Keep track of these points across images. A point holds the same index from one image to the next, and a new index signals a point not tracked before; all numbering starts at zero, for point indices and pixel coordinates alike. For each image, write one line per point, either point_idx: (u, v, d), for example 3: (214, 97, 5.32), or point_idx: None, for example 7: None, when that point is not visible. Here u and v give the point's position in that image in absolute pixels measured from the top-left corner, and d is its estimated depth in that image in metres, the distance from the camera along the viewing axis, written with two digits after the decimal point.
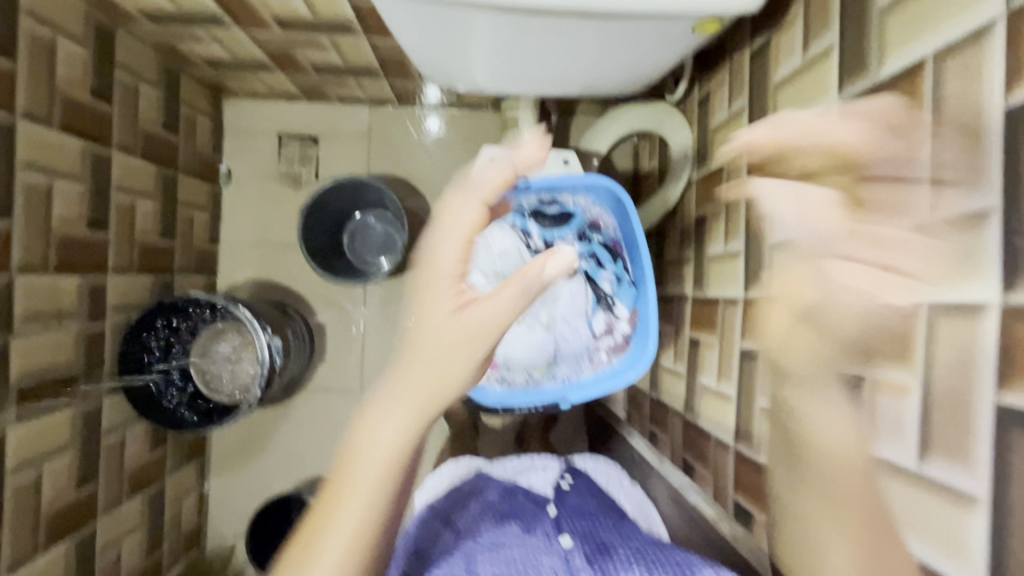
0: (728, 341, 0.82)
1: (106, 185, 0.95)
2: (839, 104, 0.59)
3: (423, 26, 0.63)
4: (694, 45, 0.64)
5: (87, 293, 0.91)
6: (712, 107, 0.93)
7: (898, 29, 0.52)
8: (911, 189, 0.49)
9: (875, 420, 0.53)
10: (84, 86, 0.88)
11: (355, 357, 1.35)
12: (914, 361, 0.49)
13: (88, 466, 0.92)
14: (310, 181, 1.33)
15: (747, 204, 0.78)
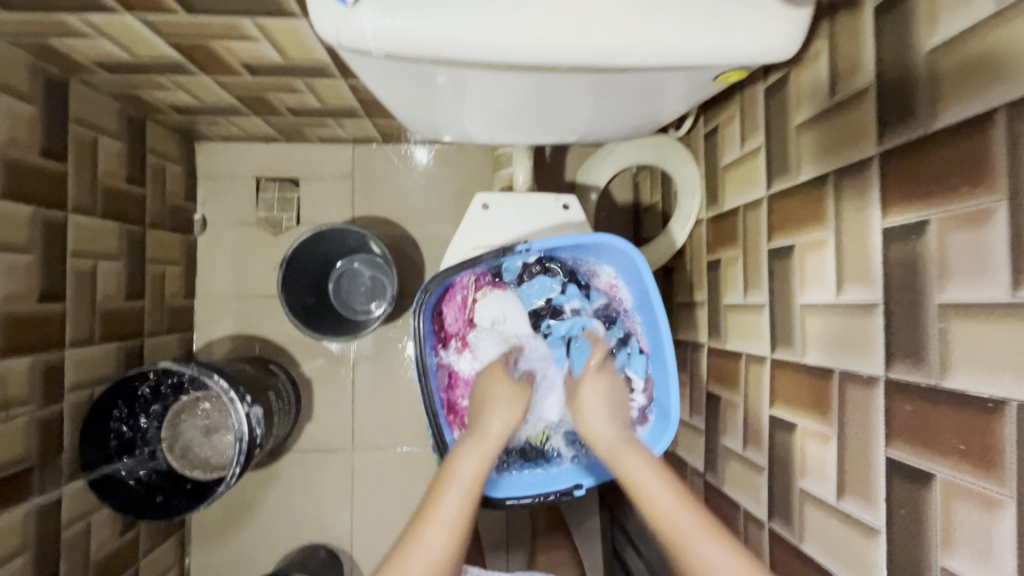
0: (754, 404, 0.74)
1: (61, 252, 0.86)
2: (881, 154, 0.52)
3: (406, 83, 0.56)
4: (712, 93, 0.58)
5: (41, 373, 0.82)
6: (722, 144, 0.86)
7: (953, 72, 0.45)
8: (984, 261, 0.42)
9: (951, 530, 0.44)
10: (33, 147, 0.80)
11: (346, 412, 1.26)
12: (1003, 472, 0.40)
13: (48, 566, 0.83)
14: (292, 227, 1.25)
15: (770, 254, 0.71)
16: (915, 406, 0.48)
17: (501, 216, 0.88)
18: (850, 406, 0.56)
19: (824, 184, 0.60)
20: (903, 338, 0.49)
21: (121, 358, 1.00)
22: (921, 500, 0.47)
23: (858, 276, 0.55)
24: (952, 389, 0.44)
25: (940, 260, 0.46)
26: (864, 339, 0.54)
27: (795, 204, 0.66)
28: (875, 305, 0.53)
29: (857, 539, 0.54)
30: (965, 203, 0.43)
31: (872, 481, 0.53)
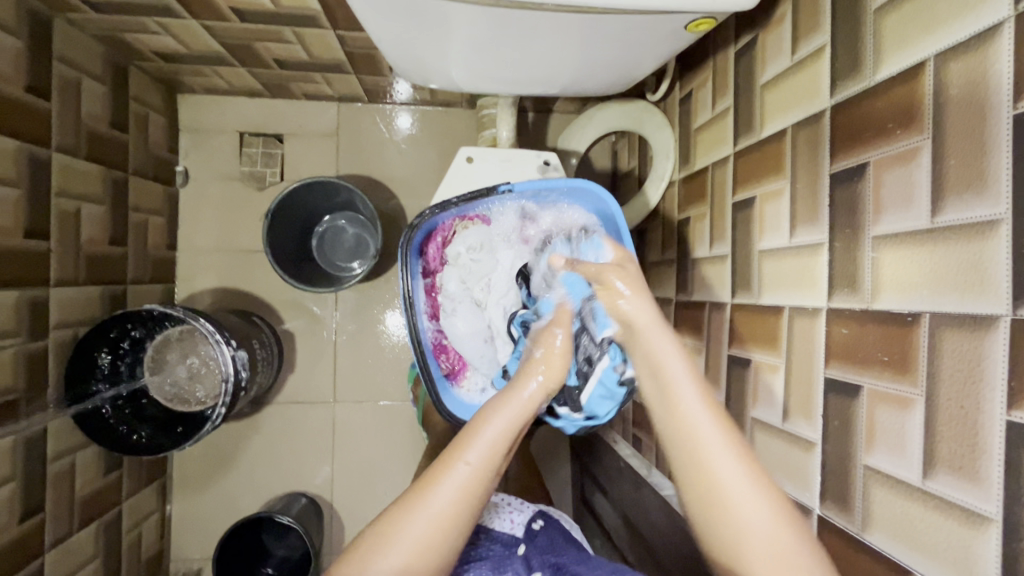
0: (716, 347, 0.79)
1: (46, 191, 0.87)
2: (832, 106, 0.57)
3: (401, 20, 0.58)
4: (684, 46, 0.62)
5: (26, 308, 0.84)
6: (696, 107, 0.90)
7: (896, 27, 0.50)
8: (912, 194, 0.47)
9: (873, 433, 0.50)
10: (17, 82, 0.80)
11: (327, 367, 1.29)
12: (916, 374, 0.46)
13: (33, 498, 0.85)
14: (275, 182, 1.26)
15: (734, 206, 0.77)
16: (850, 329, 0.54)
17: (484, 168, 0.91)
18: (795, 336, 0.62)
19: (783, 138, 0.66)
20: (842, 271, 0.55)
21: (105, 303, 1.01)
22: (852, 410, 0.53)
23: (809, 219, 0.60)
24: (881, 309, 0.50)
25: (876, 197, 0.51)
26: (811, 274, 0.60)
27: (758, 158, 0.71)
28: (821, 243, 0.58)
29: (798, 454, 0.60)
30: (898, 145, 0.49)
31: (812, 401, 0.59)
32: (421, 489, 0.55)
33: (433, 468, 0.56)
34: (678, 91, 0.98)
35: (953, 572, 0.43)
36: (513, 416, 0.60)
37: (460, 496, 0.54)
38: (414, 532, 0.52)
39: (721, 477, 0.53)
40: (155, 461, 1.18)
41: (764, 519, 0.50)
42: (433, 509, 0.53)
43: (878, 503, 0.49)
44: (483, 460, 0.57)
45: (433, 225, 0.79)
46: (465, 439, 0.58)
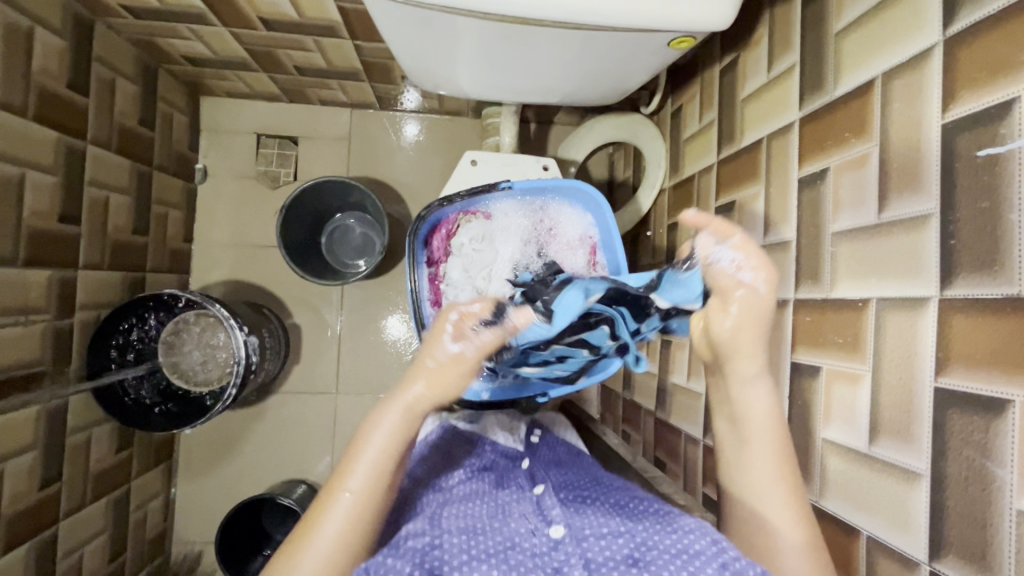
0: (698, 340, 0.85)
1: (79, 179, 0.93)
2: (801, 117, 0.64)
3: (416, 31, 0.65)
4: (669, 61, 0.69)
5: (56, 288, 0.90)
6: (686, 119, 0.97)
7: (852, 48, 0.57)
8: (863, 195, 0.53)
9: (829, 408, 0.56)
10: (60, 78, 0.87)
11: (331, 359, 1.34)
12: (864, 352, 0.52)
13: (51, 467, 0.89)
14: (288, 181, 1.33)
15: (717, 211, 0.83)
16: (812, 316, 0.60)
17: (487, 171, 0.98)
18: (767, 325, 0.68)
19: (759, 147, 0.72)
20: (807, 265, 0.61)
21: (125, 288, 1.07)
22: (812, 389, 0.59)
23: (780, 219, 0.67)
24: (838, 297, 0.56)
25: (835, 198, 0.57)
26: (781, 270, 0.66)
27: (738, 165, 0.78)
28: (789, 241, 0.65)
29: None
30: (852, 152, 0.55)
31: (780, 384, 0.64)
32: (305, 530, 0.52)
33: (319, 496, 0.54)
34: (669, 105, 1.05)
35: (891, 526, 0.48)
36: (394, 427, 0.55)
37: (343, 532, 0.52)
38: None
39: (755, 483, 0.56)
40: (163, 443, 1.23)
41: (783, 519, 0.53)
42: (316, 547, 0.51)
43: (832, 470, 0.55)
44: (370, 476, 0.54)
45: (439, 218, 0.86)
46: (349, 454, 0.55)
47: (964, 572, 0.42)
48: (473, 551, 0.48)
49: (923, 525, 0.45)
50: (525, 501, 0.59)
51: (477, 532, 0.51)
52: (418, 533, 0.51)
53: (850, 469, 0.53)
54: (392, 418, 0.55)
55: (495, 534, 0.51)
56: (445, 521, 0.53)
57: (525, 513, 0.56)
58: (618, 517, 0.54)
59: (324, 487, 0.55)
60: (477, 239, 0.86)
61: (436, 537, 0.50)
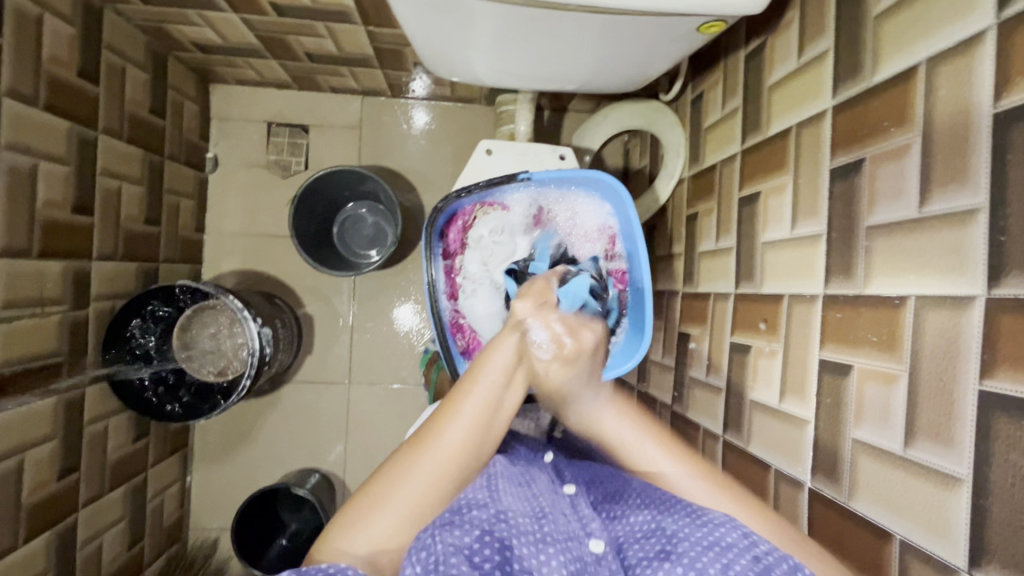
0: (719, 334, 0.83)
1: (91, 169, 0.92)
2: (834, 105, 0.61)
3: (435, 15, 0.63)
4: (696, 46, 0.67)
5: (71, 279, 0.90)
6: (707, 107, 0.94)
7: (893, 32, 0.54)
8: (903, 187, 0.51)
9: (861, 408, 0.54)
10: (71, 67, 0.86)
11: (343, 350, 1.34)
12: (901, 351, 0.50)
13: (70, 457, 0.90)
14: (299, 170, 1.32)
15: (740, 202, 0.81)
16: (843, 312, 0.58)
17: (502, 160, 0.96)
18: (793, 321, 0.66)
19: (788, 136, 0.70)
20: (838, 260, 0.59)
21: (139, 279, 1.07)
22: (843, 388, 0.57)
23: (810, 211, 0.64)
24: (873, 293, 0.54)
25: (871, 191, 0.55)
26: (810, 264, 0.64)
27: (764, 154, 0.75)
28: (820, 234, 0.62)
29: (792, 431, 0.64)
30: (892, 141, 0.53)
31: (807, 382, 0.63)
32: (428, 434, 0.57)
33: (407, 449, 0.57)
34: (690, 92, 1.02)
35: (927, 531, 0.47)
36: (508, 360, 0.61)
37: (459, 443, 0.57)
38: (425, 471, 0.55)
39: (638, 455, 0.65)
40: (178, 432, 1.24)
41: (688, 482, 0.61)
42: (406, 497, 0.54)
43: (863, 471, 0.54)
44: (458, 437, 0.57)
45: (454, 210, 0.85)
46: (438, 417, 0.58)
47: None
48: (539, 533, 0.52)
49: (963, 531, 0.44)
50: (561, 498, 0.60)
51: (540, 516, 0.55)
52: (482, 504, 0.54)
53: (884, 471, 0.51)
54: (482, 388, 0.59)
55: (552, 520, 0.55)
56: (504, 495, 0.57)
57: (565, 509, 0.58)
58: (652, 511, 0.57)
59: (410, 444, 0.57)
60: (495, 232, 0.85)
61: (500, 510, 0.54)
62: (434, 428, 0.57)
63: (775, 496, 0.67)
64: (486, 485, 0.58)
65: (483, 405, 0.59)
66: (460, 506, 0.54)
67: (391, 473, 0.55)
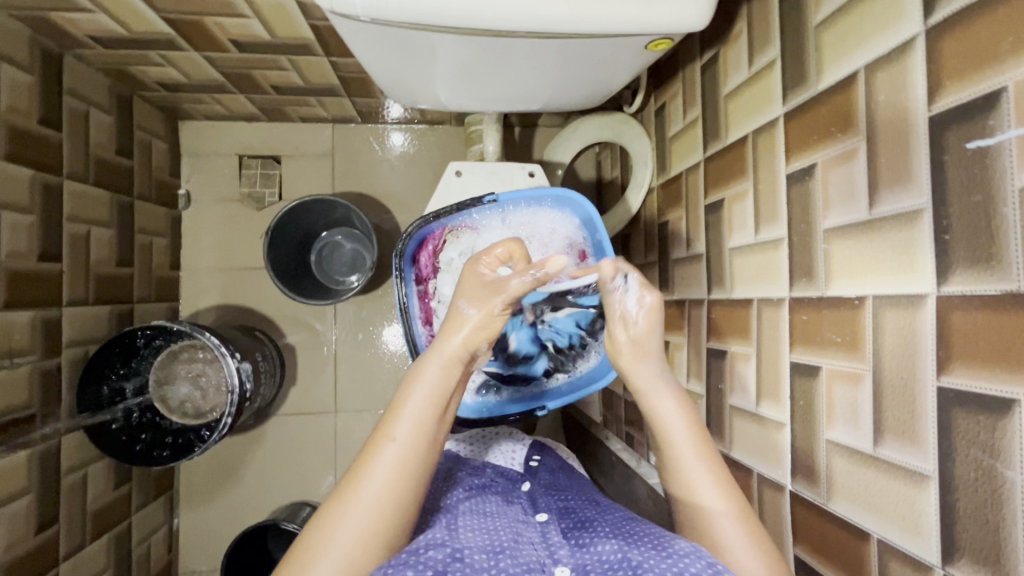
0: (697, 340, 0.84)
1: (57, 216, 0.92)
2: (785, 112, 0.63)
3: (389, 49, 0.64)
4: (649, 63, 0.68)
5: (40, 327, 0.88)
6: (670, 116, 0.96)
7: (834, 40, 0.56)
8: (853, 192, 0.52)
9: (832, 409, 0.55)
10: (31, 115, 0.86)
11: (328, 379, 1.32)
12: (864, 351, 0.51)
13: (48, 510, 0.88)
14: (274, 201, 1.31)
15: (707, 208, 0.82)
16: (808, 315, 0.58)
17: (472, 181, 0.96)
18: (763, 325, 0.67)
19: (745, 143, 0.71)
20: (800, 262, 0.60)
21: (113, 321, 1.06)
22: (813, 390, 0.57)
23: (771, 216, 0.66)
24: (834, 295, 0.55)
25: (825, 194, 0.56)
26: (774, 267, 0.65)
27: (724, 162, 0.77)
28: (781, 239, 0.63)
29: (771, 436, 0.65)
30: (839, 145, 0.54)
31: (780, 385, 0.63)
32: (352, 479, 0.55)
33: (350, 475, 0.56)
34: (652, 102, 1.04)
35: (901, 529, 0.47)
36: (434, 387, 0.60)
37: (385, 493, 0.54)
38: (355, 519, 0.52)
39: (692, 482, 0.57)
40: (162, 474, 1.21)
41: (715, 497, 0.56)
42: (354, 515, 0.52)
43: (837, 471, 0.54)
44: (404, 460, 0.55)
45: (425, 234, 0.85)
46: (375, 438, 0.57)
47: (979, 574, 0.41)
48: (496, 567, 0.50)
49: (933, 527, 0.44)
50: (530, 530, 0.59)
51: (498, 552, 0.53)
52: (440, 542, 0.53)
53: (859, 472, 0.51)
54: (438, 399, 0.59)
55: (511, 555, 0.52)
56: (463, 533, 0.56)
57: (533, 541, 0.56)
58: (620, 539, 0.54)
59: (355, 465, 0.56)
60: (467, 253, 0.85)
61: (457, 548, 0.52)
62: (369, 450, 0.56)
63: (760, 501, 0.67)
64: (447, 525, 0.57)
65: (424, 430, 0.57)
66: (419, 547, 0.51)
67: (338, 500, 0.54)
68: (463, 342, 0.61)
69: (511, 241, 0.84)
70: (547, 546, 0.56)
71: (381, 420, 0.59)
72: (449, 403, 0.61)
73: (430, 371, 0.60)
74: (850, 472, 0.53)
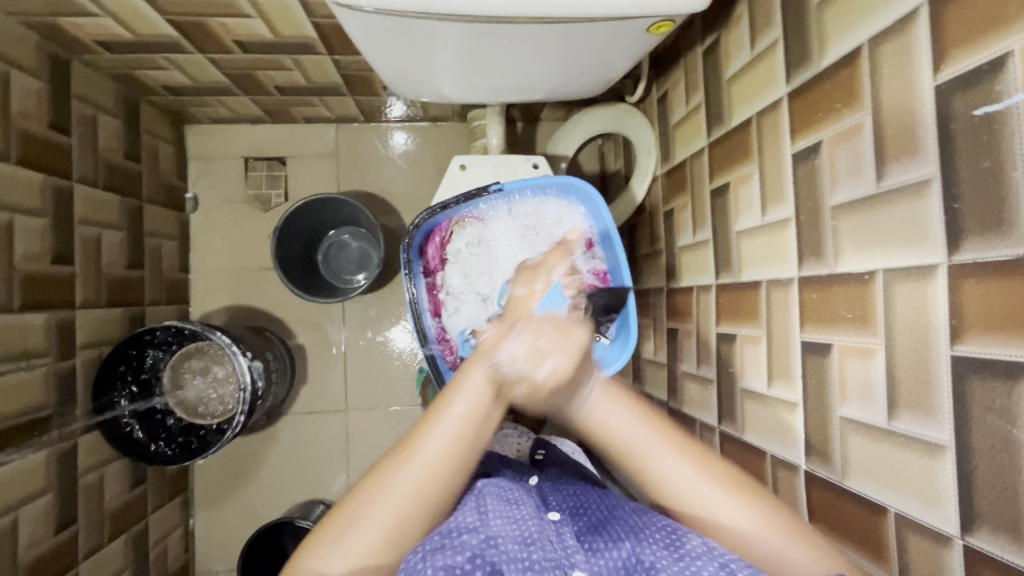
0: (706, 326, 0.83)
1: (68, 219, 0.93)
2: (789, 92, 0.63)
3: (393, 40, 0.65)
4: (651, 47, 0.68)
5: (55, 329, 0.89)
6: (672, 104, 0.96)
7: (837, 16, 0.56)
8: (860, 167, 0.52)
9: (845, 386, 0.55)
10: (41, 120, 0.87)
11: (338, 377, 1.33)
12: (875, 326, 0.51)
13: (67, 510, 0.89)
14: (280, 203, 1.33)
15: (712, 193, 0.82)
16: (818, 293, 0.58)
17: (477, 174, 0.97)
18: (772, 306, 0.66)
19: (749, 126, 0.71)
20: (808, 240, 0.60)
21: (125, 323, 1.07)
22: (825, 367, 0.57)
23: (777, 197, 0.65)
24: (843, 271, 0.55)
25: (831, 171, 0.56)
26: (782, 248, 0.65)
27: (729, 145, 0.76)
28: (788, 219, 0.63)
29: (783, 417, 0.64)
30: (845, 121, 0.54)
31: (792, 365, 0.63)
32: (401, 451, 0.56)
33: (400, 445, 0.57)
34: (654, 91, 1.04)
35: (918, 502, 0.47)
36: (492, 372, 0.58)
37: (436, 464, 0.55)
38: (399, 492, 0.54)
39: (653, 467, 0.58)
40: (177, 475, 1.23)
41: (700, 481, 0.57)
42: (399, 488, 0.54)
43: (852, 448, 0.54)
44: (455, 445, 0.56)
45: (432, 225, 0.85)
46: (432, 415, 0.57)
47: (999, 542, 0.41)
48: (528, 560, 0.50)
49: (952, 498, 0.44)
50: (550, 523, 0.59)
51: (529, 543, 0.52)
52: (472, 530, 0.53)
53: (874, 448, 0.51)
54: (496, 383, 0.58)
55: (539, 547, 0.52)
56: (493, 519, 0.56)
57: (554, 537, 0.56)
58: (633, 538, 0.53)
59: (408, 437, 0.57)
60: (476, 244, 0.86)
61: (490, 536, 0.52)
62: (423, 425, 0.57)
63: (774, 483, 0.67)
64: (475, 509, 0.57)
65: (481, 416, 0.57)
66: (450, 532, 0.53)
67: (385, 470, 0.55)
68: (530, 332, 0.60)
69: (518, 231, 0.85)
70: (567, 543, 0.55)
71: (440, 397, 0.58)
72: (509, 388, 0.60)
73: (492, 356, 0.58)
74: (865, 447, 0.52)
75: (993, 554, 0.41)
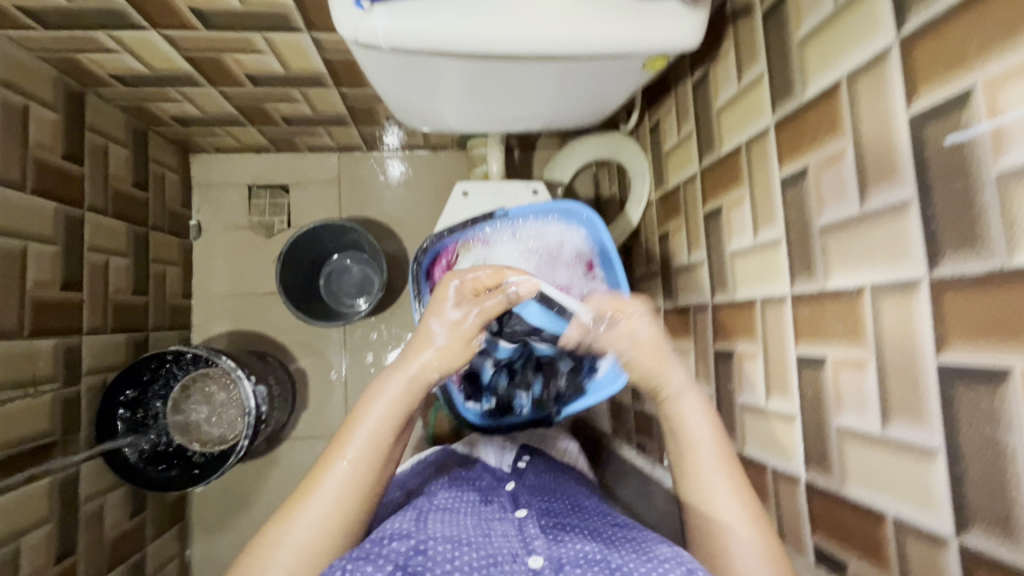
0: (703, 343, 0.86)
1: (78, 246, 0.95)
2: (775, 121, 0.67)
3: (404, 75, 0.68)
4: (645, 80, 0.72)
5: (62, 355, 0.90)
6: (665, 132, 1.01)
7: (816, 53, 0.60)
8: (845, 191, 0.56)
9: (840, 397, 0.57)
10: (56, 150, 0.89)
11: (339, 401, 1.33)
12: (866, 337, 0.54)
13: (67, 539, 0.88)
14: (283, 229, 1.35)
15: (706, 216, 0.86)
16: (810, 308, 0.61)
17: (478, 200, 1.00)
18: (768, 322, 0.69)
19: (739, 153, 0.76)
20: (799, 259, 0.64)
21: (129, 349, 1.08)
22: (821, 379, 0.60)
23: (768, 218, 0.69)
24: (833, 288, 0.58)
25: (818, 194, 0.60)
26: (775, 266, 0.68)
27: (720, 170, 0.81)
28: (779, 239, 0.67)
29: (782, 430, 0.67)
30: (828, 147, 0.58)
31: (788, 379, 0.66)
32: (301, 493, 0.58)
33: (303, 486, 0.58)
34: (647, 120, 1.09)
35: (914, 505, 0.49)
36: (389, 407, 0.60)
37: (328, 517, 0.56)
38: (300, 535, 0.55)
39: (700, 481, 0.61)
40: (175, 503, 1.21)
41: (734, 515, 0.57)
42: (298, 533, 0.55)
43: (850, 456, 0.56)
44: (355, 482, 0.58)
45: (438, 249, 0.88)
46: (330, 455, 0.59)
47: (991, 540, 0.43)
48: (455, 559, 0.52)
49: (945, 499, 0.46)
50: (506, 523, 0.60)
51: (462, 542, 0.54)
52: (404, 535, 0.55)
53: (871, 454, 0.54)
54: (391, 420, 0.60)
55: (474, 548, 0.54)
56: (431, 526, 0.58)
57: (507, 534, 0.57)
58: (600, 543, 0.55)
59: (309, 479, 0.58)
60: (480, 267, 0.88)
61: (420, 541, 0.54)
62: (323, 466, 0.59)
63: (775, 495, 0.68)
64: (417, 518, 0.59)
65: (378, 454, 0.59)
66: (382, 538, 0.55)
67: (287, 512, 0.57)
68: (429, 363, 0.62)
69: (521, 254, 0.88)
70: (522, 538, 0.57)
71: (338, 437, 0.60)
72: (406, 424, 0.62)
73: (386, 394, 0.61)
74: (862, 453, 0.55)
75: (986, 551, 0.43)
